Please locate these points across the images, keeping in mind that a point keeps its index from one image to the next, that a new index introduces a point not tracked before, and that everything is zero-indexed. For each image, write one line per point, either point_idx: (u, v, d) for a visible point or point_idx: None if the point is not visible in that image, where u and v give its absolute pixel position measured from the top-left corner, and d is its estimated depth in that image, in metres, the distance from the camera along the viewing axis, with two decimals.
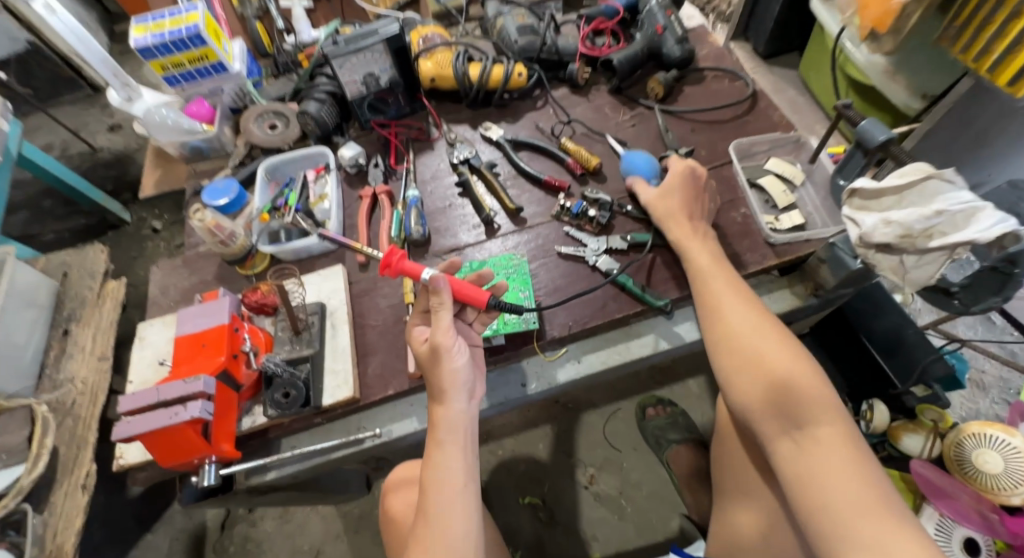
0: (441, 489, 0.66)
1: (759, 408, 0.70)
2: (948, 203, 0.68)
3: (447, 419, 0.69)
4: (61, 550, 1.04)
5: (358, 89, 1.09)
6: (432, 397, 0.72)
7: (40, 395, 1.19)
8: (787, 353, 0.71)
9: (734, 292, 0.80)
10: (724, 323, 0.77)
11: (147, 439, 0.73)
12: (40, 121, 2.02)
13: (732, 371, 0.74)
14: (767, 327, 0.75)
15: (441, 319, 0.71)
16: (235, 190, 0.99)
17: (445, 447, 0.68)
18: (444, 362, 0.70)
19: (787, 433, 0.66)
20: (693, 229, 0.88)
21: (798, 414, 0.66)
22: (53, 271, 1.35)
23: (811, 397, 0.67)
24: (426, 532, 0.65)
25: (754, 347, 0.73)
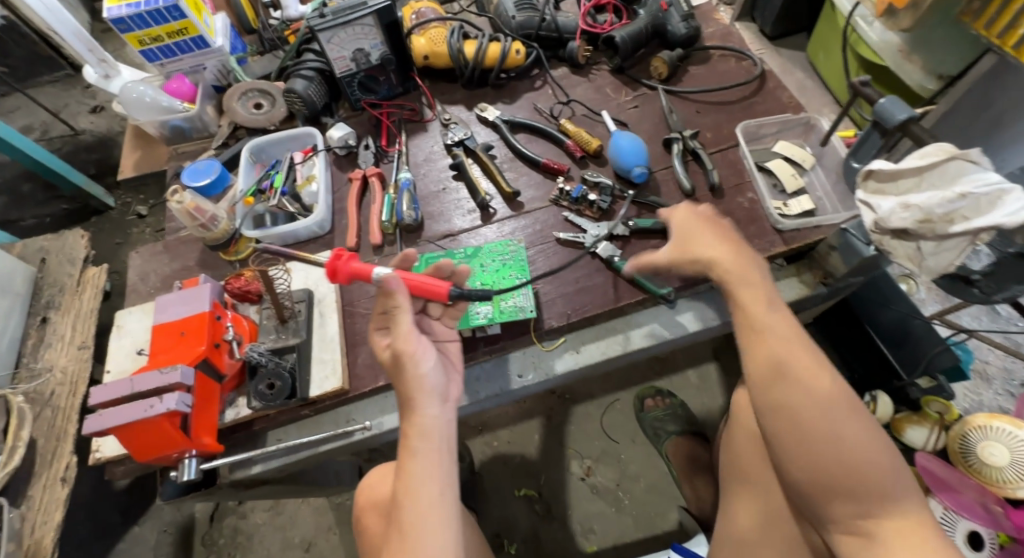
0: (415, 501, 0.60)
1: (823, 487, 0.57)
2: (973, 185, 0.64)
3: (422, 425, 0.64)
4: (40, 545, 1.00)
5: (347, 66, 1.03)
6: (405, 404, 0.66)
7: (18, 385, 1.14)
8: (858, 420, 0.57)
9: (786, 333, 0.62)
10: (780, 379, 0.60)
11: (120, 433, 0.69)
12: (19, 102, 1.95)
13: (789, 441, 0.59)
14: (832, 384, 0.59)
15: (404, 328, 0.67)
16: (217, 170, 0.97)
17: (420, 454, 0.63)
18: (414, 367, 0.66)
19: (859, 519, 0.55)
20: (730, 254, 0.69)
21: (873, 498, 0.54)
22: (31, 257, 1.29)
23: (889, 480, 0.55)
24: (402, 548, 0.58)
25: (815, 417, 0.57)
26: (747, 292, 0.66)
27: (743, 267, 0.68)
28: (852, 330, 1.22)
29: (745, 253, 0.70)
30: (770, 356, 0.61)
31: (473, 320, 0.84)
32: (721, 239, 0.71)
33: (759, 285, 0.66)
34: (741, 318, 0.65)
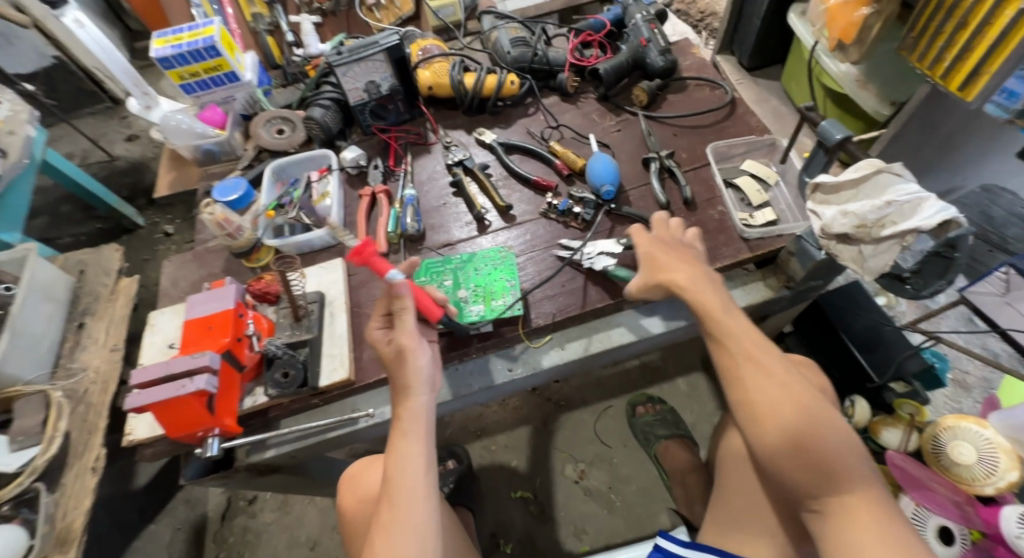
0: (404, 476, 0.69)
1: (792, 473, 0.65)
2: (896, 194, 0.74)
3: (413, 409, 0.74)
4: (70, 528, 1.09)
5: (360, 96, 1.16)
6: (398, 391, 0.76)
7: (56, 383, 1.25)
8: (818, 413, 0.66)
9: (755, 344, 0.72)
10: (749, 382, 0.69)
11: (156, 410, 0.79)
12: (62, 132, 2.13)
13: (761, 434, 0.67)
14: (797, 385, 0.68)
15: (405, 327, 0.77)
16: (244, 187, 1.09)
17: (409, 435, 0.72)
18: (407, 361, 0.76)
19: (823, 497, 0.63)
20: (701, 279, 0.79)
21: (833, 479, 0.63)
22: (71, 269, 1.42)
23: (846, 463, 0.63)
24: (388, 517, 0.67)
25: (783, 412, 0.66)
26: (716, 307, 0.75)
27: (711, 290, 0.78)
28: (828, 337, 1.29)
29: (714, 280, 0.80)
30: (743, 361, 0.71)
31: (467, 318, 0.93)
32: (692, 265, 0.81)
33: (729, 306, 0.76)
34: (710, 332, 0.75)
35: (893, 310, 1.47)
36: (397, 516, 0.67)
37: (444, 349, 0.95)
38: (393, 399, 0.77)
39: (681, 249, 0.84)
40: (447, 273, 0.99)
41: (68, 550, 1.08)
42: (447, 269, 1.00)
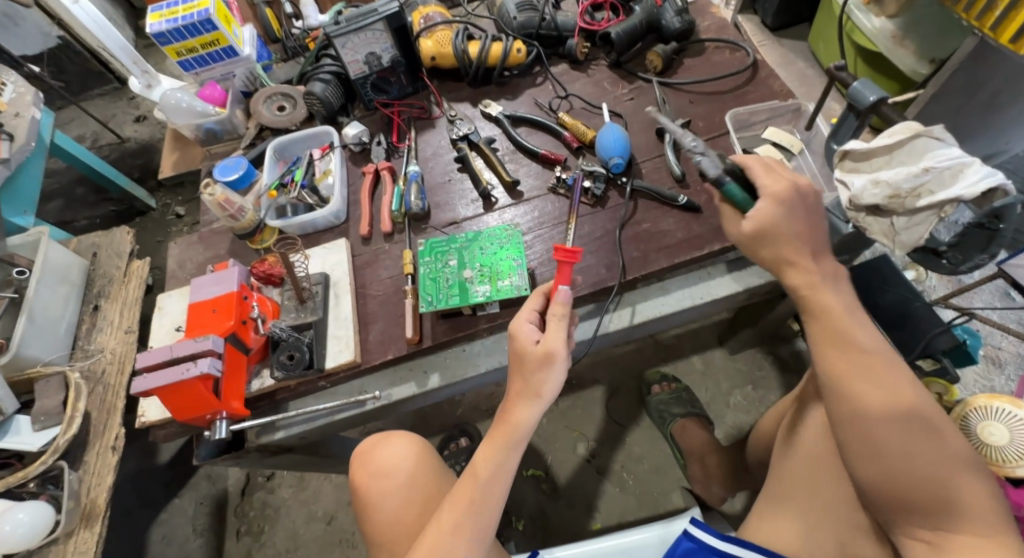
0: (487, 482, 0.68)
1: (903, 502, 0.59)
2: (935, 160, 0.69)
3: (517, 420, 0.69)
4: (94, 504, 1.13)
5: (360, 69, 1.12)
6: (512, 395, 0.71)
7: (74, 364, 1.27)
8: (952, 444, 0.58)
9: (877, 354, 0.62)
10: (867, 401, 0.60)
11: (163, 393, 0.79)
12: (72, 114, 2.13)
13: (874, 459, 0.60)
14: (929, 409, 0.59)
15: (554, 335, 0.68)
16: (245, 166, 1.07)
17: (503, 441, 0.69)
18: (545, 373, 0.68)
19: (932, 527, 0.57)
20: (824, 272, 0.67)
21: (954, 514, 0.56)
22: (85, 252, 1.43)
23: (975, 502, 0.56)
24: (452, 516, 0.67)
25: (909, 441, 0.58)
26: (837, 307, 0.65)
27: (829, 286, 0.66)
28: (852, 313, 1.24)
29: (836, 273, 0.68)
30: (859, 373, 0.62)
31: (473, 299, 0.90)
32: (816, 251, 0.67)
33: (850, 306, 0.66)
34: (824, 338, 0.65)
35: (922, 284, 1.40)
36: (464, 522, 0.67)
37: (450, 330, 0.93)
38: (507, 395, 0.72)
39: (810, 219, 0.68)
40: (451, 252, 0.96)
41: (93, 525, 1.11)
42: (452, 248, 0.97)
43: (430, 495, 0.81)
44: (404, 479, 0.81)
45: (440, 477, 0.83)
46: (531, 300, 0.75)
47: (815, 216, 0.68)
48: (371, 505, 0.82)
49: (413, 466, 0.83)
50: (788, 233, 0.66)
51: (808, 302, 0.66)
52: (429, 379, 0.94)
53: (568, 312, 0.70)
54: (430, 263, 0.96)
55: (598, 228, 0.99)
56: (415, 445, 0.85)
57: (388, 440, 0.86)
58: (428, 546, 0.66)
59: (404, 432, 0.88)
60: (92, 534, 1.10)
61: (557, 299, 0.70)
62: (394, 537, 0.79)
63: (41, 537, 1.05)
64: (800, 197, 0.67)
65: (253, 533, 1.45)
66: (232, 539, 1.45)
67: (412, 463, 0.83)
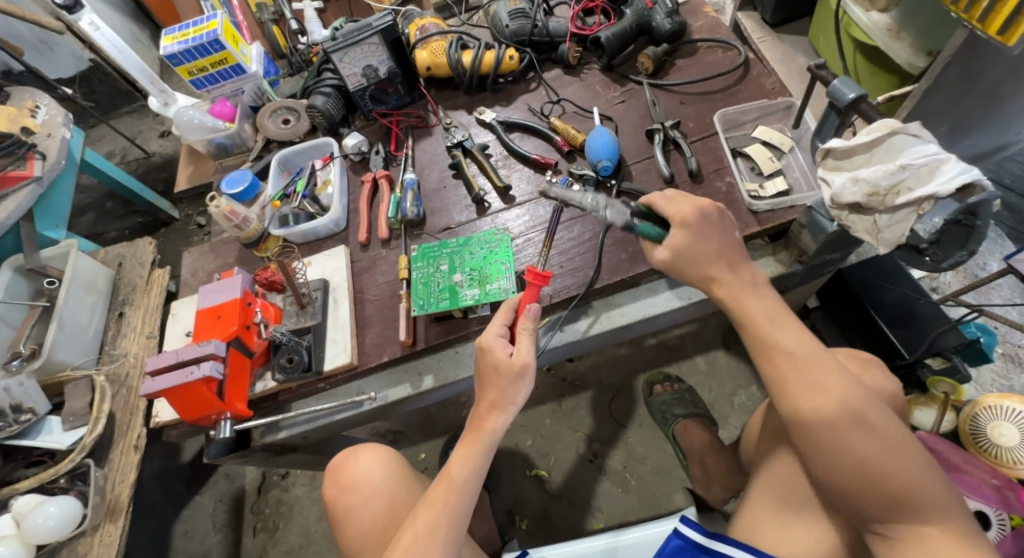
0: (462, 486, 0.71)
1: (858, 500, 0.61)
2: (912, 157, 0.66)
3: (490, 427, 0.74)
4: (118, 500, 1.20)
5: (359, 81, 1.16)
6: (485, 407, 0.75)
7: (101, 367, 1.35)
8: (891, 435, 0.60)
9: (809, 357, 0.66)
10: (804, 405, 0.63)
11: (169, 395, 0.84)
12: (103, 132, 2.25)
13: (822, 461, 0.62)
14: (864, 403, 0.62)
15: (524, 348, 0.74)
16: (250, 179, 1.13)
17: (475, 447, 0.73)
18: (517, 386, 0.74)
19: (891, 522, 0.59)
20: (749, 281, 0.73)
21: (908, 506, 0.58)
22: (111, 262, 1.52)
23: (924, 492, 0.58)
24: (427, 518, 0.69)
25: (849, 440, 0.60)
26: (765, 314, 0.70)
27: (755, 295, 0.72)
28: (855, 311, 1.22)
29: (761, 279, 0.74)
30: (795, 377, 0.65)
31: (462, 302, 0.93)
32: (736, 263, 0.73)
33: (779, 312, 0.71)
34: (760, 348, 0.69)
35: (934, 281, 1.32)
36: (440, 523, 0.69)
37: (443, 333, 0.96)
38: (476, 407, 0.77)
39: (724, 235, 0.73)
40: (443, 257, 0.99)
41: (117, 519, 1.18)
42: (443, 253, 1.00)
43: (399, 504, 0.84)
44: (377, 490, 0.84)
45: (409, 487, 0.86)
46: (498, 316, 0.79)
47: (728, 233, 0.74)
48: (343, 516, 0.85)
49: (381, 477, 0.86)
50: (702, 249, 0.72)
51: (739, 312, 0.72)
52: (424, 380, 0.97)
53: (535, 325, 0.76)
54: (422, 268, 0.99)
55: (587, 230, 1.00)
56: (385, 457, 0.89)
57: (360, 453, 0.90)
58: (405, 546, 0.68)
59: (375, 445, 0.91)
60: (116, 528, 1.17)
61: (527, 315, 0.76)
62: (366, 546, 0.82)
63: (70, 530, 1.12)
64: (705, 218, 0.72)
65: (269, 529, 1.51)
66: (249, 535, 1.51)
67: (380, 475, 0.86)
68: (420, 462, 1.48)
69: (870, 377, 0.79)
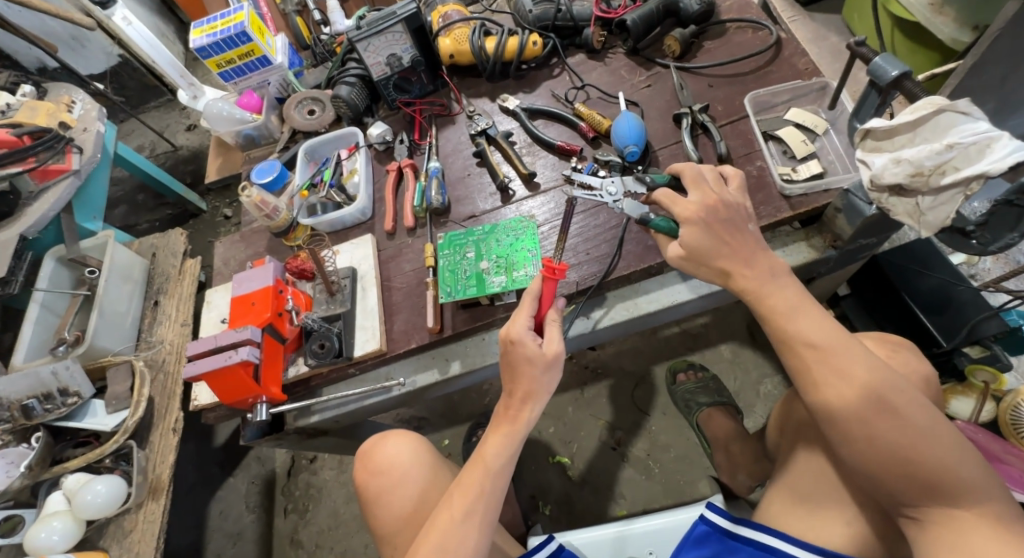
0: (496, 471, 0.72)
1: (890, 486, 0.61)
2: (960, 135, 0.64)
3: (525, 417, 0.75)
4: (159, 480, 1.25)
5: (383, 70, 1.16)
6: (517, 394, 0.75)
7: (139, 353, 1.40)
8: (924, 423, 0.59)
9: (836, 347, 0.64)
10: (832, 396, 0.62)
11: (209, 379, 0.87)
12: (132, 126, 2.31)
13: (851, 450, 0.62)
14: (894, 391, 0.60)
15: (555, 338, 0.76)
16: (278, 169, 1.15)
17: (510, 434, 0.74)
18: (549, 374, 0.75)
19: (923, 506, 0.60)
20: (767, 273, 0.70)
21: (942, 491, 0.58)
22: (145, 252, 1.57)
23: (959, 477, 0.58)
24: (463, 502, 0.71)
25: (880, 429, 0.60)
26: (788, 307, 0.67)
27: (776, 287, 0.69)
28: (889, 297, 1.20)
29: (782, 268, 0.71)
30: (820, 368, 0.63)
31: (489, 289, 0.94)
32: (751, 258, 0.71)
33: (802, 301, 0.68)
34: (780, 339, 0.67)
35: (972, 267, 1.28)
36: (475, 507, 0.70)
37: (469, 320, 0.97)
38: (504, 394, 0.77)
39: (733, 229, 0.72)
40: (469, 245, 1.00)
41: (159, 498, 1.23)
42: (469, 241, 1.00)
43: (427, 491, 0.85)
44: (406, 475, 0.86)
45: (436, 473, 0.88)
46: (524, 306, 0.77)
47: (742, 226, 0.73)
48: (374, 500, 0.87)
49: (409, 463, 0.87)
50: (713, 248, 0.72)
51: (759, 306, 0.69)
52: (451, 366, 0.98)
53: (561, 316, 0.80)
54: (449, 255, 1.00)
55: (613, 217, 1.00)
56: (412, 443, 0.90)
57: (389, 439, 0.91)
58: (441, 528, 0.70)
59: (403, 431, 0.92)
60: (158, 506, 1.22)
61: (555, 306, 0.79)
62: (397, 530, 0.84)
63: (116, 507, 1.18)
64: (714, 214, 0.72)
65: (299, 511, 1.56)
66: (281, 516, 1.56)
67: (408, 461, 0.88)
68: (444, 448, 1.51)
69: (900, 363, 0.77)
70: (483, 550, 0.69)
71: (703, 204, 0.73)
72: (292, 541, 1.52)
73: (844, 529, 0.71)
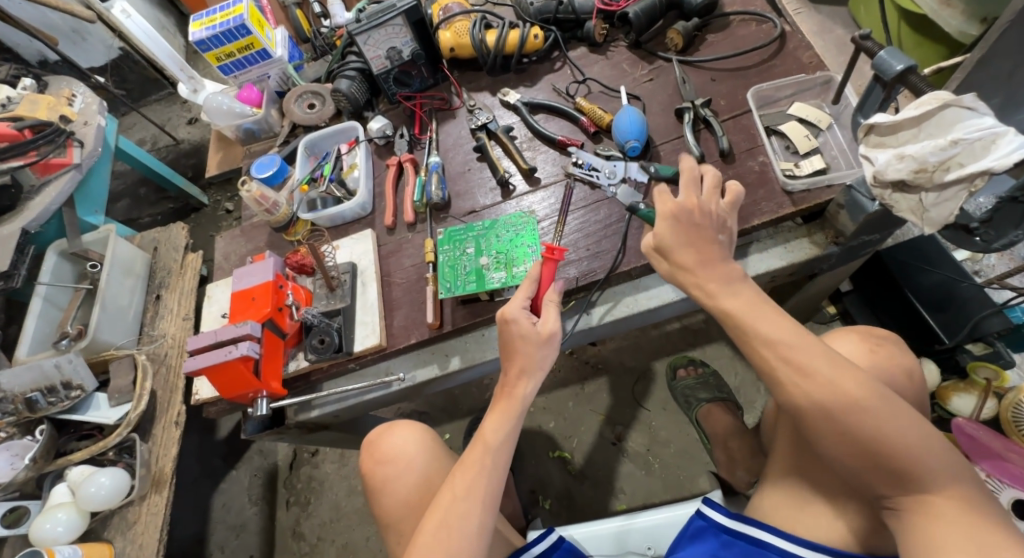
0: (497, 449, 0.72)
1: (861, 477, 0.59)
2: (965, 131, 0.64)
3: (520, 393, 0.74)
4: (162, 472, 1.26)
5: (383, 64, 1.16)
6: (514, 374, 0.75)
7: (142, 347, 1.41)
8: (887, 416, 0.57)
9: (796, 343, 0.62)
10: (797, 394, 0.61)
11: (209, 373, 0.87)
12: (134, 120, 2.31)
13: (820, 444, 0.61)
14: (856, 386, 0.59)
15: (551, 318, 0.77)
16: (278, 164, 1.15)
17: (508, 410, 0.74)
18: (545, 353, 0.75)
19: (897, 495, 0.58)
20: (723, 276, 0.69)
21: (911, 480, 0.57)
22: (147, 246, 1.57)
23: (927, 463, 0.56)
24: (465, 480, 0.71)
25: (844, 424, 0.58)
26: (745, 310, 0.66)
27: (731, 292, 0.68)
28: (891, 294, 1.20)
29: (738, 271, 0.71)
30: (784, 368, 0.62)
31: (488, 285, 0.93)
32: (709, 261, 0.70)
33: (760, 304, 0.67)
34: (743, 340, 0.66)
35: (976, 263, 1.27)
36: (477, 485, 0.70)
37: (469, 315, 0.97)
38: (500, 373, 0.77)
39: (699, 232, 0.72)
40: (469, 240, 1.00)
41: (162, 490, 1.24)
42: (469, 236, 1.00)
43: (433, 478, 0.85)
44: (411, 462, 0.86)
45: (442, 463, 0.88)
46: (521, 287, 0.78)
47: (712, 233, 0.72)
48: (380, 488, 0.87)
49: (415, 452, 0.88)
50: (679, 246, 0.72)
51: (716, 310, 0.68)
52: (450, 361, 0.99)
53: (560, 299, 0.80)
54: (449, 251, 1.00)
55: (614, 212, 0.99)
56: (418, 433, 0.90)
57: (395, 429, 0.92)
58: (443, 508, 0.69)
59: (410, 421, 0.93)
60: (162, 498, 1.23)
61: (554, 288, 0.80)
62: (403, 516, 0.84)
63: (119, 499, 1.19)
64: (688, 217, 0.72)
65: (301, 504, 1.57)
66: (283, 508, 1.57)
67: (414, 449, 0.88)
68: (444, 442, 1.51)
69: (887, 358, 0.76)
70: (487, 529, 0.68)
71: (682, 204, 0.72)
72: (294, 533, 1.54)
73: (835, 524, 0.71)
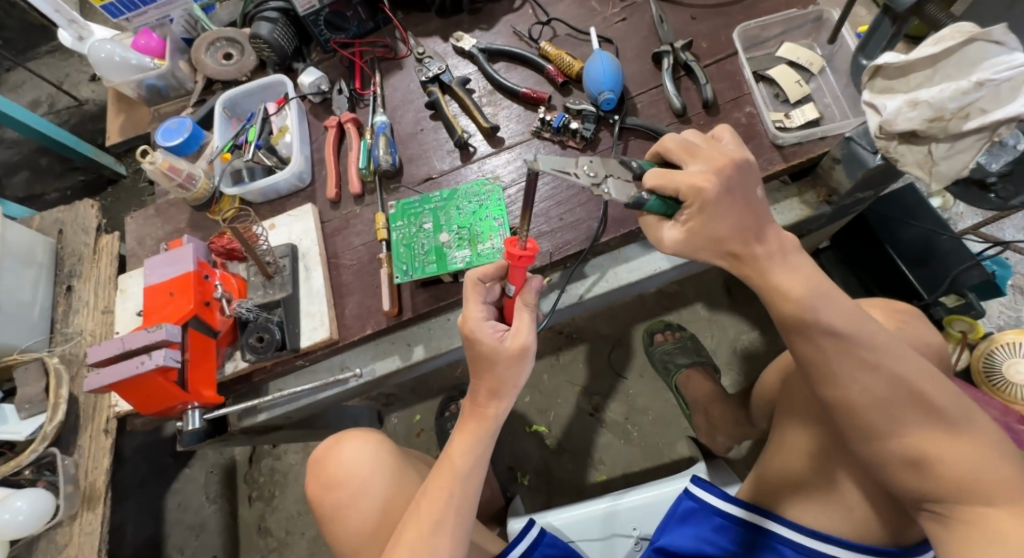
0: (466, 475, 0.63)
1: (908, 481, 0.53)
2: (991, 71, 0.56)
3: (493, 413, 0.65)
4: (94, 487, 1.11)
5: (308, 3, 0.96)
6: (482, 391, 0.65)
7: (55, 348, 1.23)
8: (950, 411, 0.51)
9: (860, 331, 0.53)
10: (854, 384, 0.53)
11: (120, 388, 0.73)
12: (23, 76, 1.98)
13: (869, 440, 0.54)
14: (926, 378, 0.52)
15: (523, 329, 0.64)
16: (189, 128, 0.97)
17: (478, 433, 0.65)
18: (515, 369, 0.64)
19: (949, 503, 0.50)
20: (777, 248, 0.58)
21: (972, 489, 0.49)
22: (49, 229, 1.34)
23: (989, 474, 0.49)
24: (431, 511, 0.62)
25: (901, 417, 0.52)
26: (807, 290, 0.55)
27: (788, 266, 0.57)
28: (871, 250, 1.17)
29: None
30: (851, 356, 0.53)
31: (450, 266, 0.82)
32: (761, 232, 0.58)
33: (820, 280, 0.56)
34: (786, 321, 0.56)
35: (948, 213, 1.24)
36: (447, 515, 0.61)
37: (431, 300, 0.85)
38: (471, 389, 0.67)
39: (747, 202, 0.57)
40: (425, 214, 0.87)
41: (95, 507, 1.10)
42: (426, 209, 0.87)
43: (391, 498, 0.76)
44: (367, 483, 0.77)
45: (401, 477, 0.78)
46: (472, 292, 0.65)
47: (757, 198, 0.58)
48: (331, 514, 0.77)
49: (369, 468, 0.78)
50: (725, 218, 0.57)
51: (771, 291, 0.57)
52: (413, 351, 0.87)
53: (535, 300, 0.66)
54: (403, 227, 0.87)
55: None
56: (369, 445, 0.80)
57: (343, 443, 0.81)
58: (408, 547, 0.60)
59: (361, 431, 0.83)
60: (95, 515, 1.09)
61: (528, 289, 0.65)
62: (359, 546, 0.75)
63: (44, 522, 1.04)
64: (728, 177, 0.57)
65: (264, 498, 1.47)
66: (245, 505, 1.47)
67: (367, 465, 0.78)
68: (415, 424, 1.43)
69: (910, 332, 0.68)
70: None
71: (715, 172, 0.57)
72: (259, 529, 1.44)
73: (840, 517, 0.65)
